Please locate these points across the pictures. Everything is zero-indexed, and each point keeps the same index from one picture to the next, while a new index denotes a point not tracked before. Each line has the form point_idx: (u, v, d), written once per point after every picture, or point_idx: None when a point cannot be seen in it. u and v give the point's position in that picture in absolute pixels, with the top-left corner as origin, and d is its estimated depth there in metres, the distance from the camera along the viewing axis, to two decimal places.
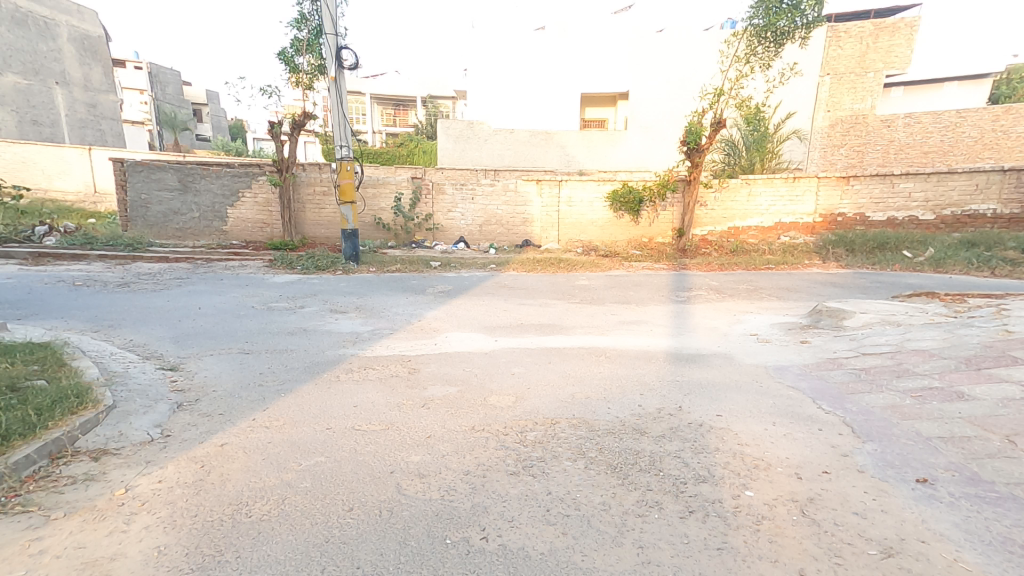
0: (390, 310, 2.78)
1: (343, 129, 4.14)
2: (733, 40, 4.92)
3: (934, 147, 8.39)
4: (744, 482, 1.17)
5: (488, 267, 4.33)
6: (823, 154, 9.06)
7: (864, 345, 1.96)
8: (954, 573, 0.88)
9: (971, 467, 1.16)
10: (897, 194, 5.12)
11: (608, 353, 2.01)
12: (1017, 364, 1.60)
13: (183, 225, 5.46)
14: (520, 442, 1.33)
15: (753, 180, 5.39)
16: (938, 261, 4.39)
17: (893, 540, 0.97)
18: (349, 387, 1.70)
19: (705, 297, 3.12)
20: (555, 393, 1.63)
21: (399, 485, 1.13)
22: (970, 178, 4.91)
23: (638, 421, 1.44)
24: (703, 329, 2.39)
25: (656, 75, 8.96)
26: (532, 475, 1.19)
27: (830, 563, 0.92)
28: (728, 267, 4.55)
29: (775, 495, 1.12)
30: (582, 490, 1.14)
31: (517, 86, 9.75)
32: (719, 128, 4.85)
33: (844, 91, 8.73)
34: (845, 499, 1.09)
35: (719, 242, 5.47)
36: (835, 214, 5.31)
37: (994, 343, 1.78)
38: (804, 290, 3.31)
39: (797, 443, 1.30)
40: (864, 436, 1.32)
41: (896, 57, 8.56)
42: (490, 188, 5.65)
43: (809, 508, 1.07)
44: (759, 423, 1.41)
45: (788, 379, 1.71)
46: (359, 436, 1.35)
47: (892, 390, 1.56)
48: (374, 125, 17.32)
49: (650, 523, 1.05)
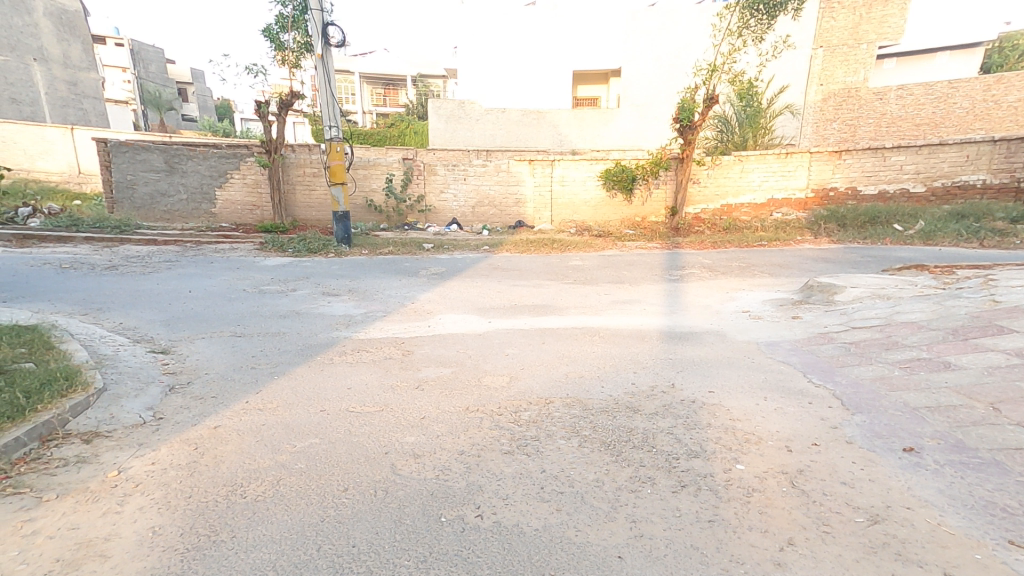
0: (383, 293, 2.77)
1: (332, 108, 4.06)
2: (726, 13, 4.82)
3: (926, 119, 8.27)
4: (735, 456, 1.19)
5: (481, 249, 4.31)
6: (815, 128, 9.05)
7: (854, 319, 1.97)
8: (937, 537, 0.91)
9: (956, 435, 1.18)
10: (888, 167, 5.13)
11: (602, 333, 2.02)
12: (1004, 334, 1.61)
13: (171, 208, 5.38)
14: (514, 421, 1.34)
15: (746, 157, 5.38)
16: (929, 234, 4.41)
17: (879, 508, 1.00)
18: (342, 369, 1.69)
19: (699, 275, 3.13)
20: (548, 372, 1.64)
21: (394, 465, 1.14)
22: (961, 150, 4.91)
23: (631, 398, 1.45)
24: (695, 307, 2.41)
25: (649, 50, 8.91)
26: (526, 454, 1.20)
27: (819, 532, 0.95)
28: (721, 245, 4.57)
29: (766, 468, 1.14)
30: (576, 467, 1.16)
31: (508, 64, 9.58)
32: (712, 104, 4.81)
33: (838, 64, 8.71)
34: (833, 469, 1.11)
35: (712, 220, 5.47)
36: (827, 189, 5.31)
37: (981, 314, 1.80)
38: (796, 266, 3.31)
39: (786, 417, 1.32)
40: (853, 409, 1.34)
41: (890, 27, 8.56)
42: (482, 169, 5.59)
43: (799, 480, 1.09)
44: (751, 398, 1.43)
45: (780, 355, 1.72)
46: (354, 417, 1.36)
47: (880, 362, 1.58)
48: (365, 106, 16.94)
49: (643, 498, 1.06)
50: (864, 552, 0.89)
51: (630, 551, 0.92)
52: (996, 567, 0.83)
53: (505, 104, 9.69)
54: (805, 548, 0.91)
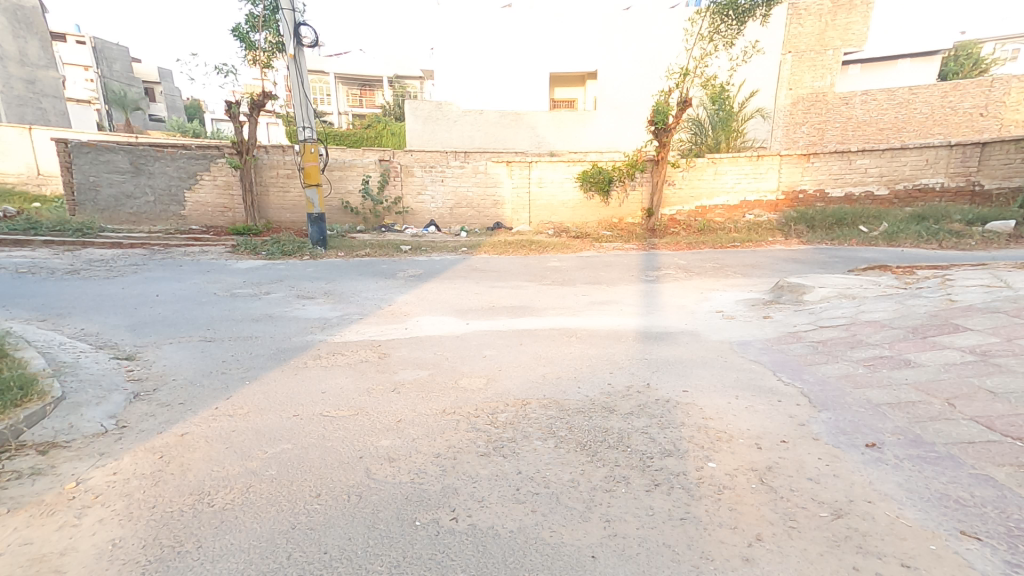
0: (359, 295, 2.74)
1: (306, 110, 4.00)
2: (697, 18, 4.89)
3: (889, 124, 8.60)
4: (707, 454, 1.21)
5: (460, 250, 4.31)
6: (785, 131, 9.26)
7: (822, 319, 2.02)
8: (896, 530, 0.94)
9: (914, 430, 1.22)
10: (854, 170, 5.27)
11: (579, 334, 2.03)
12: (960, 332, 1.68)
13: (138, 210, 5.23)
14: (491, 423, 1.34)
15: (719, 159, 5.47)
16: (892, 235, 4.55)
17: (842, 502, 1.03)
18: (317, 373, 1.68)
19: (674, 276, 3.18)
20: (526, 373, 1.64)
21: (368, 469, 1.14)
22: (921, 154, 5.06)
23: (606, 398, 1.47)
24: (670, 307, 2.44)
25: (624, 56, 9.09)
26: (502, 456, 1.20)
27: (785, 527, 0.98)
28: (696, 246, 4.64)
29: (736, 465, 1.16)
30: (552, 467, 1.17)
31: (485, 66, 9.56)
32: (685, 107, 4.87)
33: (805, 69, 8.84)
34: (800, 466, 1.14)
35: (687, 221, 5.55)
36: (797, 191, 5.43)
37: (939, 312, 1.87)
38: (768, 267, 3.39)
39: (757, 414, 1.35)
40: (820, 406, 1.37)
41: (853, 34, 8.77)
42: (459, 170, 5.58)
43: (767, 477, 1.12)
44: (723, 396, 1.46)
45: (751, 354, 1.76)
46: (328, 421, 1.35)
47: (846, 360, 1.62)
48: (340, 107, 16.77)
49: (617, 497, 1.08)
50: (827, 546, 0.92)
51: (603, 550, 0.93)
52: (950, 557, 0.87)
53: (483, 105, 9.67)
54: (772, 544, 0.94)
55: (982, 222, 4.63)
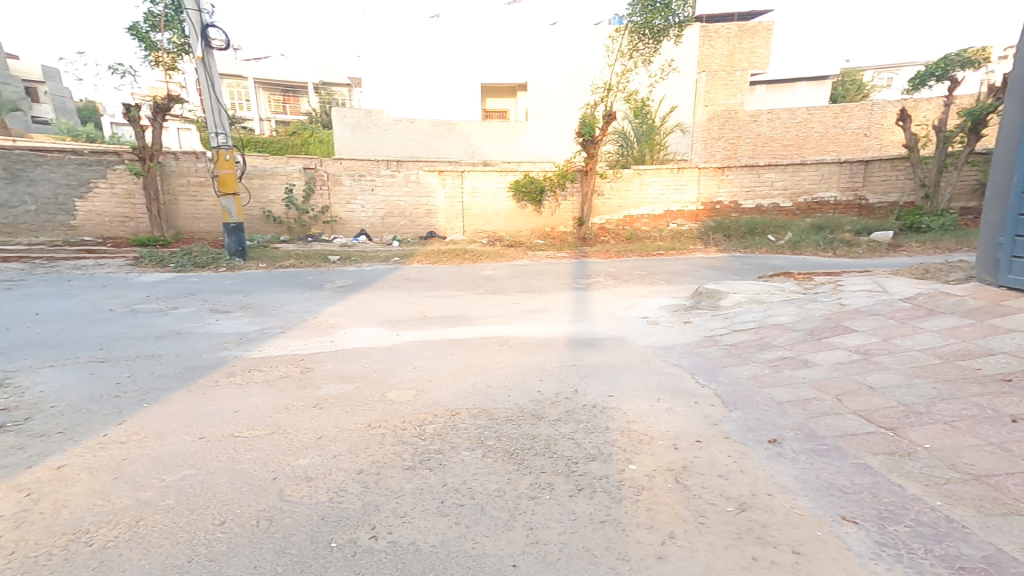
0: (282, 308, 2.64)
1: (218, 115, 3.81)
2: (617, 36, 5.13)
3: (791, 141, 9.33)
4: (629, 457, 1.25)
5: (391, 260, 4.23)
6: (704, 145, 9.77)
7: (735, 322, 2.16)
8: (792, 519, 1.02)
9: (810, 425, 1.33)
10: (762, 183, 5.72)
11: (511, 342, 2.05)
12: (848, 333, 1.86)
13: (16, 219, 4.76)
14: (418, 435, 1.33)
15: (644, 170, 5.73)
16: (796, 244, 4.87)
17: (747, 496, 1.10)
18: (229, 391, 1.59)
19: (603, 283, 3.29)
20: (456, 384, 1.64)
21: (283, 491, 1.09)
22: (817, 169, 5.58)
23: (534, 406, 1.49)
24: (601, 314, 2.52)
25: (558, 66, 9.19)
26: (428, 469, 1.19)
27: (696, 523, 1.03)
28: (624, 255, 4.80)
29: (655, 466, 1.22)
30: (479, 478, 1.17)
31: (415, 74, 9.51)
32: (611, 121, 5.09)
33: (718, 88, 9.45)
34: (712, 464, 1.21)
35: (616, 230, 5.74)
36: (714, 202, 5.80)
37: (832, 315, 2.05)
38: (689, 273, 3.58)
39: (675, 416, 1.42)
40: (731, 406, 1.46)
41: (758, 58, 9.38)
42: (390, 179, 5.53)
43: (682, 476, 1.18)
44: (646, 399, 1.52)
45: (673, 357, 1.85)
46: (239, 443, 1.28)
47: (755, 361, 1.74)
48: (260, 112, 16.07)
49: (541, 504, 1.10)
50: (731, 539, 0.98)
51: (524, 558, 0.94)
52: (832, 541, 0.96)
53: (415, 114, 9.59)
54: (683, 540, 0.98)
55: (867, 232, 5.12)
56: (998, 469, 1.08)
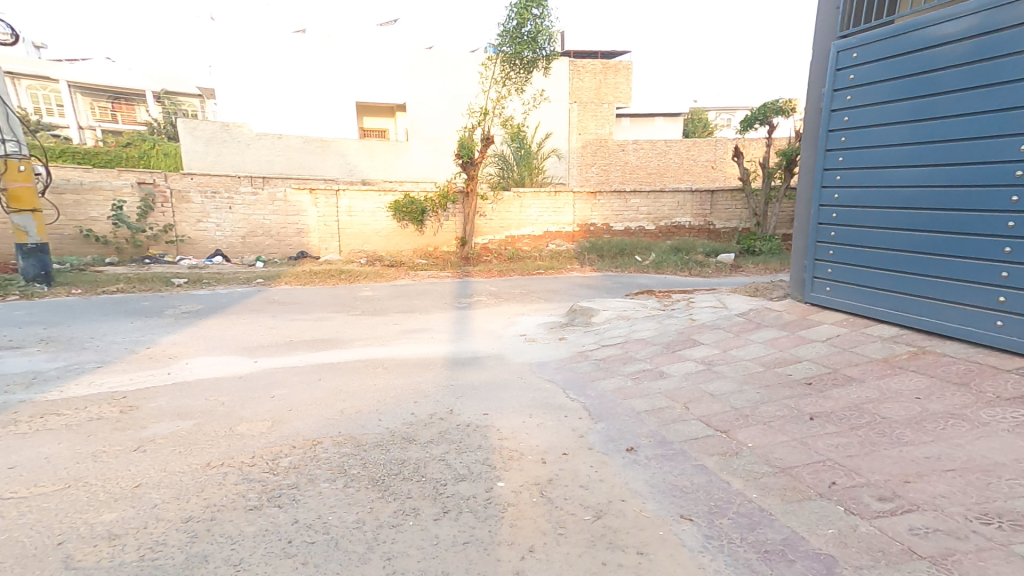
0: (103, 341, 2.37)
1: (9, 122, 3.76)
2: (490, 64, 5.42)
3: (653, 170, 10.54)
4: (498, 474, 1.27)
5: (254, 281, 4.09)
6: (579, 171, 10.65)
7: (604, 338, 2.35)
8: (640, 521, 1.11)
9: (661, 432, 1.47)
10: (630, 209, 6.45)
11: (387, 364, 2.02)
12: (694, 346, 2.15)
13: None
14: (269, 470, 1.25)
15: (523, 194, 6.19)
16: (658, 264, 5.43)
17: (603, 504, 1.17)
18: (14, 442, 1.37)
19: (485, 302, 3.40)
20: (321, 412, 1.57)
21: (73, 557, 0.94)
22: (675, 197, 6.47)
23: (392, 431, 1.46)
24: (485, 332, 2.60)
25: (430, 91, 10.00)
26: (277, 507, 1.11)
27: (555, 535, 1.07)
28: (506, 274, 5.01)
29: (522, 481, 1.25)
30: (336, 510, 1.11)
31: (280, 91, 9.30)
32: (490, 143, 5.32)
33: (589, 118, 10.55)
34: (575, 474, 1.28)
35: (498, 249, 6.09)
36: (588, 224, 6.42)
37: (684, 330, 2.35)
38: (566, 291, 3.85)
39: (545, 430, 1.48)
40: (596, 417, 1.57)
41: (621, 92, 10.61)
42: (253, 198, 5.48)
43: (547, 488, 1.22)
44: (519, 416, 1.57)
45: (547, 373, 1.94)
46: (22, 502, 1.11)
47: (619, 374, 1.89)
48: (80, 121, 14.32)
49: (402, 531, 1.06)
50: (585, 546, 1.03)
51: None
52: (670, 538, 1.06)
53: (283, 130, 9.33)
54: (541, 553, 1.01)
55: (715, 253, 5.92)
56: (797, 461, 1.32)
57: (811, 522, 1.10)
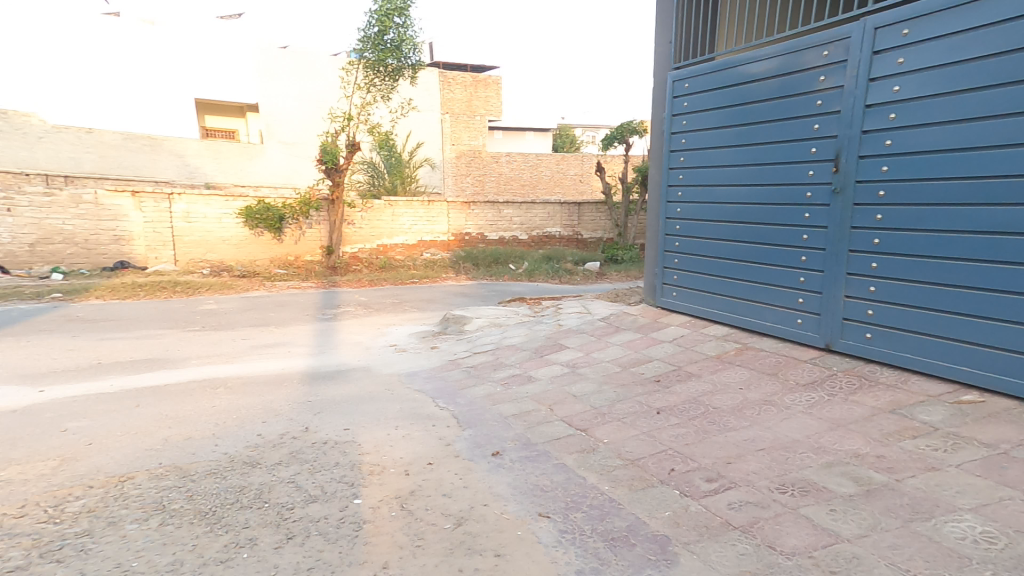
0: None
1: None
2: (353, 69, 5.76)
3: (527, 181, 11.71)
4: (355, 491, 1.20)
5: (52, 299, 3.79)
6: (455, 180, 11.13)
7: (475, 346, 2.42)
8: (501, 524, 1.12)
9: (528, 435, 1.54)
10: (503, 219, 7.00)
11: (228, 384, 1.93)
12: (560, 349, 2.29)
13: None
14: (50, 519, 1.09)
15: (394, 203, 6.34)
16: (531, 272, 5.78)
17: (466, 511, 1.16)
18: None
19: (353, 314, 3.40)
20: (131, 444, 1.43)
21: None
22: (546, 209, 7.19)
23: (217, 462, 1.33)
24: (347, 344, 2.58)
25: (287, 90, 9.78)
26: (55, 562, 0.95)
27: (411, 548, 1.02)
28: (376, 282, 5.08)
29: (382, 496, 1.19)
30: (143, 555, 0.96)
31: (101, 77, 8.08)
32: (355, 151, 5.52)
33: (461, 129, 10.91)
34: (439, 483, 1.26)
35: (370, 259, 6.20)
36: (463, 233, 6.79)
37: (552, 334, 2.51)
38: (440, 300, 3.97)
39: (410, 441, 1.45)
40: (466, 424, 1.58)
41: (492, 106, 11.18)
42: (50, 200, 5.16)
43: (408, 501, 1.18)
44: (384, 428, 1.52)
45: (417, 383, 1.94)
46: None
47: (489, 381, 1.96)
48: None
49: (232, 567, 0.94)
50: (442, 557, 1.00)
51: None
52: (527, 537, 1.08)
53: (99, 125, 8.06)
54: (396, 569, 0.96)
55: (583, 261, 6.49)
56: (644, 453, 1.48)
57: (651, 507, 1.23)
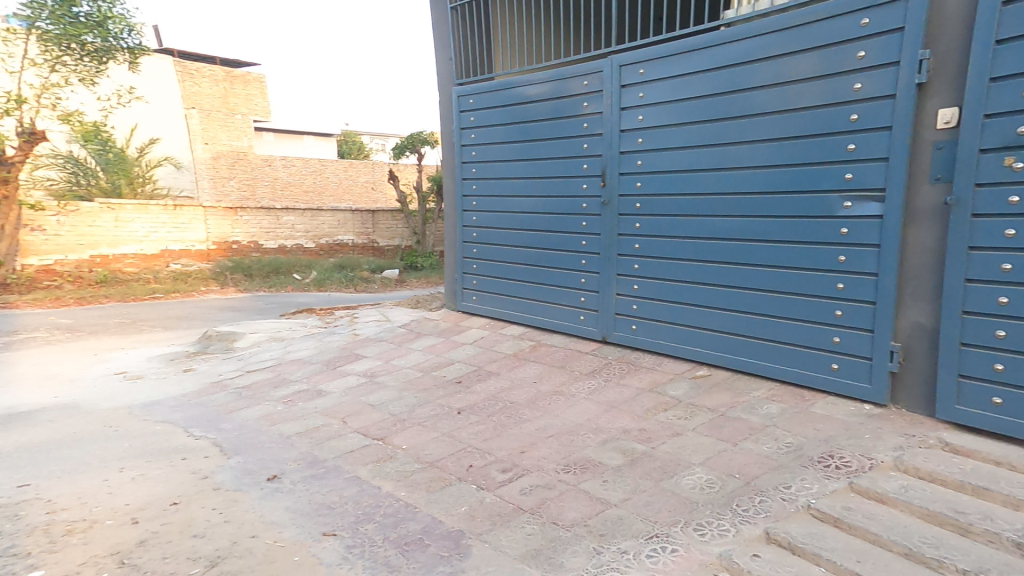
0: None
1: None
2: (19, 38, 5.36)
3: (310, 187, 11.55)
4: (35, 564, 1.37)
5: None
6: (212, 184, 10.37)
7: (250, 364, 3.14)
8: (271, 553, 1.40)
9: (315, 453, 1.96)
10: (284, 225, 7.65)
11: None
12: (353, 359, 3.00)
13: None
14: None
15: (117, 206, 6.15)
16: (322, 282, 6.68)
17: (224, 549, 1.42)
18: None
19: (50, 339, 3.89)
20: None
21: None
22: (333, 216, 8.08)
23: None
24: (32, 379, 3.00)
25: None
26: None
27: None
28: (96, 300, 5.28)
29: (93, 557, 1.40)
30: None
31: None
32: (35, 139, 5.29)
33: (217, 127, 10.65)
34: (190, 526, 1.53)
35: (76, 271, 5.83)
36: (229, 242, 7.17)
37: (348, 344, 3.28)
38: (196, 317, 4.70)
39: (150, 483, 1.78)
40: (230, 454, 1.99)
41: (255, 105, 11.32)
42: None
43: (133, 554, 1.41)
44: (103, 477, 1.84)
45: (160, 414, 2.44)
46: None
47: (267, 400, 2.53)
48: None
49: None
50: None
51: None
52: (306, 560, 1.37)
53: None
54: None
55: (380, 269, 7.66)
56: (445, 453, 1.92)
57: (450, 505, 1.63)
